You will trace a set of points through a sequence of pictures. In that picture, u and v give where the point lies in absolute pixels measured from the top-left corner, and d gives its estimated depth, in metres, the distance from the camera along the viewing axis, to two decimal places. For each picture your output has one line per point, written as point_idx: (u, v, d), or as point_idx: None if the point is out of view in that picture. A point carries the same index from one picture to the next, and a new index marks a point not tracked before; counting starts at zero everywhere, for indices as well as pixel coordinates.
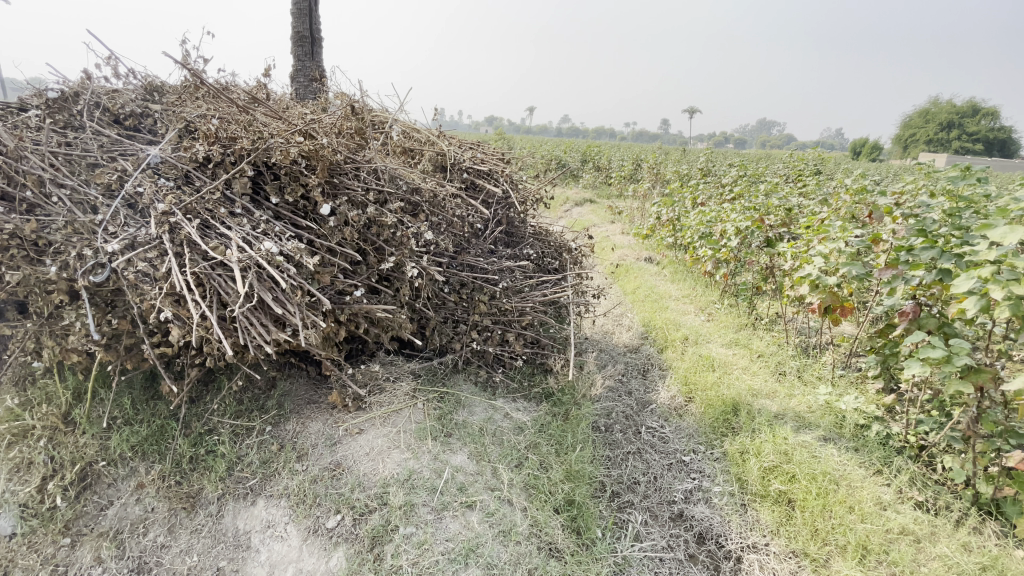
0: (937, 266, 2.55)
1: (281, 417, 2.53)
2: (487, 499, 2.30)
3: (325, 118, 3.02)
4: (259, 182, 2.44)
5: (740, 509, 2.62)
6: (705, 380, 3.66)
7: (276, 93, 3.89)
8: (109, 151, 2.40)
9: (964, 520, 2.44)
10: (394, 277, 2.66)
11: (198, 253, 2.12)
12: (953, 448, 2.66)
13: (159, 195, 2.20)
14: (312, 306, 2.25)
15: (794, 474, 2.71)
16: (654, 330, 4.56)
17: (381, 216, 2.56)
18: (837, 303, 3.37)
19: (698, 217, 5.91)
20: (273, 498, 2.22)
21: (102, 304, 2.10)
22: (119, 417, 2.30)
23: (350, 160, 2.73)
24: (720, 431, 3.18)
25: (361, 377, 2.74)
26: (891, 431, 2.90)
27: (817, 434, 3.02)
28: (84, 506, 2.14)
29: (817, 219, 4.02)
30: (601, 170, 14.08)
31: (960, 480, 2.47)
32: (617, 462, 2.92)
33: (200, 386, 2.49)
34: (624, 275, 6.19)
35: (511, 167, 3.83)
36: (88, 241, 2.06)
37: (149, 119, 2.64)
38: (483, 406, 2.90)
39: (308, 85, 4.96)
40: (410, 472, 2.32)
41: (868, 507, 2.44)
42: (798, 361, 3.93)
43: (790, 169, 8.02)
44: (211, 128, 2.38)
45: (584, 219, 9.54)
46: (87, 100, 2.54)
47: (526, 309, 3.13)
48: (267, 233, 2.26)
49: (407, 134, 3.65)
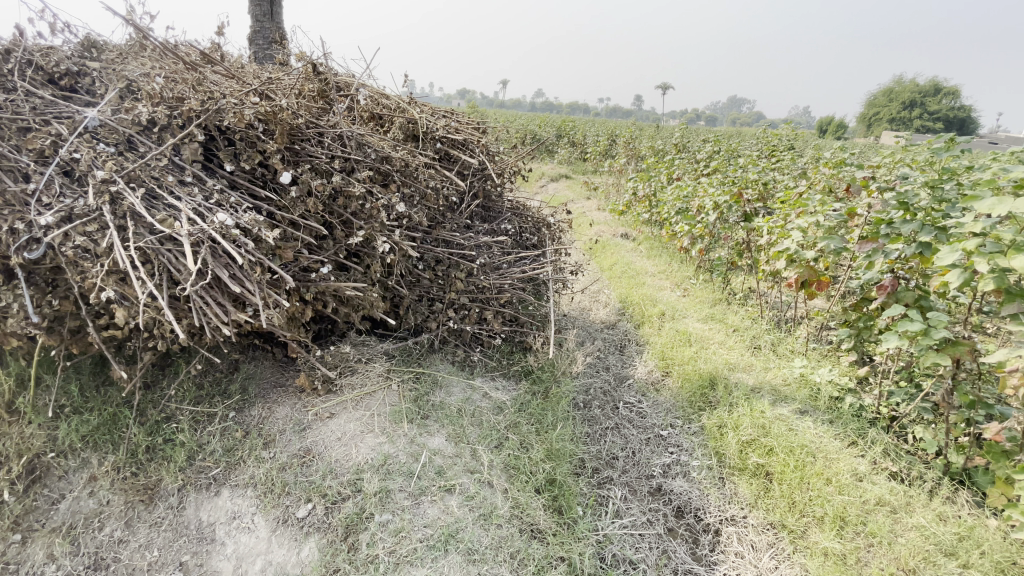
0: (917, 239, 2.53)
1: (245, 403, 2.38)
2: (466, 482, 2.22)
3: (285, 79, 2.78)
4: (211, 149, 2.23)
5: (718, 483, 2.64)
6: (682, 355, 3.66)
7: (232, 55, 3.57)
8: (42, 113, 2.11)
9: (937, 490, 2.50)
10: (363, 252, 2.49)
11: (144, 227, 1.92)
12: (923, 418, 2.73)
13: (98, 162, 1.96)
14: (274, 285, 2.08)
15: (772, 447, 2.73)
16: (631, 306, 4.54)
17: (348, 186, 2.38)
18: (814, 277, 3.36)
19: (675, 192, 5.87)
20: (238, 488, 2.09)
21: (42, 284, 1.88)
22: (66, 405, 2.11)
23: (311, 125, 2.52)
24: (697, 406, 3.19)
25: (331, 359, 2.59)
26: (864, 403, 2.96)
27: (793, 407, 3.06)
28: (34, 500, 1.95)
29: (794, 194, 3.98)
30: (576, 145, 13.98)
31: (932, 450, 2.54)
32: (596, 438, 2.90)
33: (156, 371, 2.32)
34: (601, 252, 6.14)
35: (487, 139, 3.67)
36: (19, 214, 1.83)
37: (86, 78, 2.34)
38: (461, 386, 2.81)
39: (268, 48, 4.61)
40: (386, 457, 2.22)
41: (846, 478, 2.48)
42: (772, 335, 3.97)
43: (763, 146, 8.04)
44: (155, 87, 2.13)
45: (560, 195, 9.43)
46: (19, 57, 2.21)
47: (504, 286, 3.04)
48: (221, 204, 2.07)
49: (375, 99, 3.39)
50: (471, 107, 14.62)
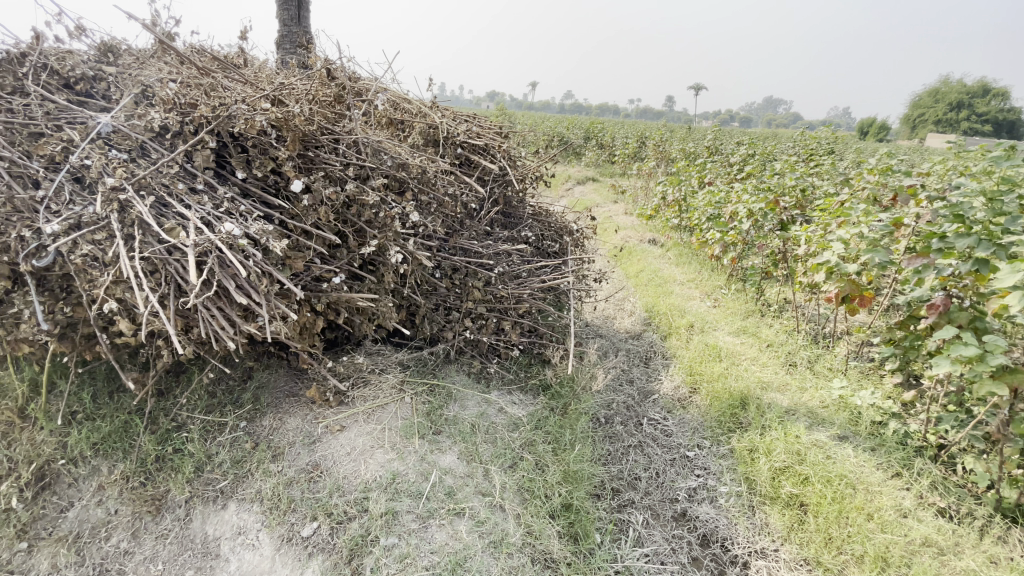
0: (973, 255, 2.31)
1: (256, 412, 2.34)
2: (477, 505, 2.12)
3: (302, 84, 2.74)
4: (223, 156, 2.20)
5: (748, 511, 2.46)
6: (712, 371, 3.47)
7: (255, 59, 3.58)
8: (55, 118, 2.12)
9: (988, 529, 2.28)
10: (377, 262, 2.43)
11: (152, 235, 1.89)
12: (975, 448, 2.49)
13: (108, 168, 1.94)
14: (282, 295, 2.03)
15: (807, 476, 2.53)
16: (658, 316, 4.36)
17: (362, 194, 2.31)
18: (856, 292, 3.12)
19: (706, 198, 5.63)
20: (245, 503, 2.04)
21: (55, 291, 1.90)
22: (79, 411, 2.13)
23: (327, 131, 2.47)
24: (727, 427, 3.00)
25: (344, 370, 2.54)
26: (909, 429, 2.72)
27: (831, 432, 2.83)
28: (42, 508, 1.96)
29: (835, 201, 3.73)
30: (604, 148, 13.75)
31: (983, 483, 2.32)
32: (617, 457, 2.75)
33: (170, 378, 2.31)
34: (627, 258, 5.95)
35: (509, 143, 3.56)
36: (29, 221, 1.84)
37: (102, 83, 2.35)
38: (476, 400, 2.71)
39: (294, 52, 4.64)
40: (394, 475, 2.15)
41: (889, 515, 2.27)
42: (810, 351, 3.72)
43: (801, 148, 7.66)
44: (168, 93, 2.12)
45: (586, 199, 9.26)
46: (34, 62, 2.24)
47: (523, 296, 2.93)
48: (231, 213, 2.03)
49: (395, 104, 3.36)
50: (498, 109, 14.60)
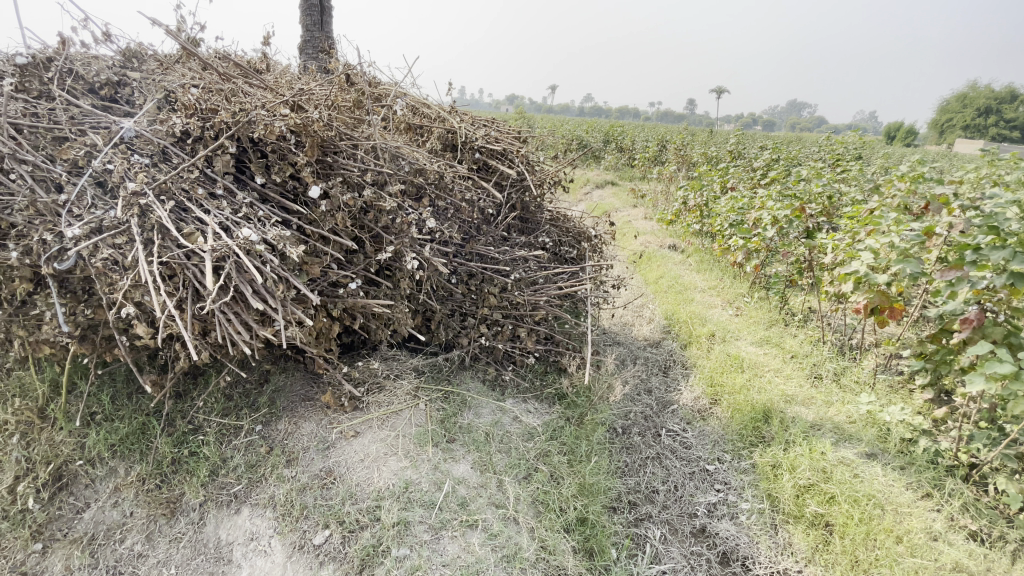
0: (1009, 268, 2.20)
1: (272, 416, 2.35)
2: (491, 518, 2.09)
3: (321, 89, 2.76)
4: (243, 160, 2.22)
5: (770, 530, 2.37)
6: (733, 382, 3.36)
7: (277, 64, 3.62)
8: (80, 123, 2.17)
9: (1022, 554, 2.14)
10: (393, 267, 2.42)
11: (172, 240, 1.91)
12: (1009, 468, 2.36)
13: (130, 173, 1.96)
14: (298, 301, 2.03)
15: (833, 495, 2.42)
16: (678, 324, 4.26)
17: (379, 199, 2.31)
18: (886, 303, 3.00)
19: (729, 203, 5.51)
20: (258, 508, 2.04)
21: (77, 293, 1.94)
22: (99, 412, 2.17)
23: (346, 136, 2.48)
24: (749, 441, 2.91)
25: (359, 375, 2.53)
26: (940, 447, 2.59)
27: (859, 449, 2.71)
28: (59, 509, 1.99)
29: (863, 208, 3.60)
30: (624, 151, 13.64)
31: (1015, 505, 2.18)
32: (634, 469, 2.69)
33: (188, 380, 2.34)
34: (646, 264, 5.86)
35: (528, 147, 3.53)
36: (51, 225, 1.87)
37: (126, 88, 2.39)
38: (491, 408, 2.68)
39: (317, 57, 4.69)
40: (407, 484, 2.12)
41: (919, 538, 2.15)
42: (836, 363, 3.59)
43: (828, 153, 7.45)
44: (189, 99, 2.14)
45: (605, 203, 9.19)
46: (59, 66, 2.30)
47: (539, 303, 2.88)
48: (249, 218, 2.04)
49: (415, 109, 3.36)
50: (518, 112, 14.58)
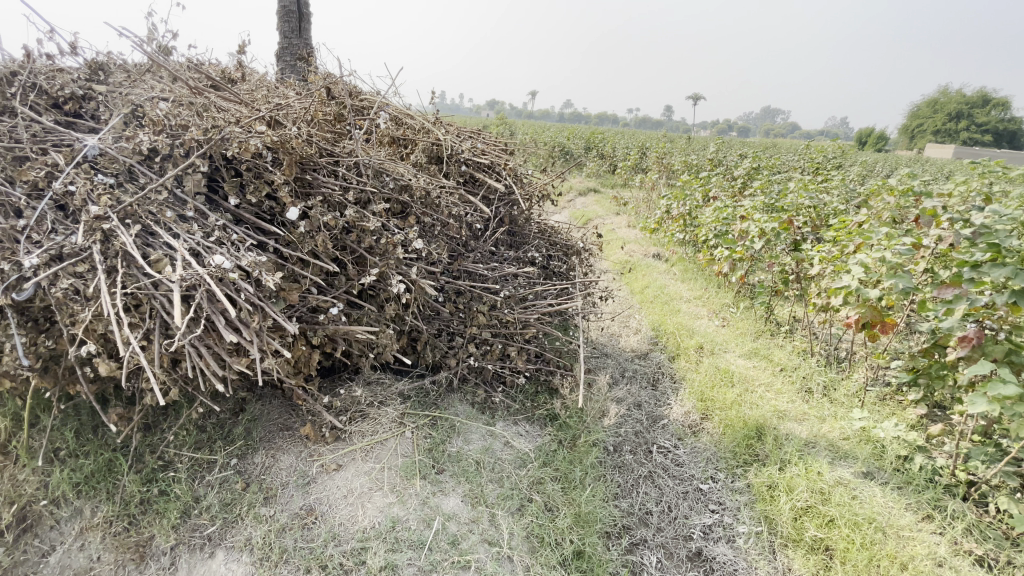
0: (1010, 286, 2.20)
1: (248, 449, 2.19)
2: (484, 557, 1.98)
3: (300, 102, 2.64)
4: (216, 180, 2.08)
5: (769, 554, 2.31)
6: (724, 397, 3.31)
7: (253, 73, 3.48)
8: (42, 141, 2.01)
9: None
10: (377, 289, 2.31)
11: (138, 267, 1.77)
12: (1009, 487, 2.34)
13: (93, 196, 1.82)
14: (276, 330, 1.90)
15: (832, 517, 2.38)
16: (665, 336, 4.22)
17: (362, 219, 2.20)
18: (877, 318, 2.97)
19: (713, 213, 5.51)
20: (233, 551, 1.89)
21: (37, 324, 1.77)
22: (62, 449, 2.01)
23: (326, 153, 2.37)
24: (743, 459, 2.84)
25: (340, 403, 2.39)
26: (937, 465, 2.59)
27: (856, 469, 2.68)
28: (23, 553, 1.82)
29: (850, 221, 3.61)
30: (604, 158, 13.70)
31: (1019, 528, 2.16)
32: (628, 490, 2.60)
33: (159, 412, 2.17)
34: (631, 274, 5.84)
35: (515, 160, 3.45)
36: (8, 252, 1.71)
37: (92, 103, 2.24)
38: (480, 433, 2.56)
39: (295, 65, 4.55)
40: (394, 522, 2.00)
41: (924, 565, 2.11)
42: (825, 376, 3.59)
43: (807, 162, 7.55)
44: (157, 115, 2.01)
45: (587, 210, 9.17)
46: (23, 80, 2.13)
47: (529, 321, 2.79)
48: (222, 242, 1.90)
49: (398, 120, 3.26)
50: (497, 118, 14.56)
